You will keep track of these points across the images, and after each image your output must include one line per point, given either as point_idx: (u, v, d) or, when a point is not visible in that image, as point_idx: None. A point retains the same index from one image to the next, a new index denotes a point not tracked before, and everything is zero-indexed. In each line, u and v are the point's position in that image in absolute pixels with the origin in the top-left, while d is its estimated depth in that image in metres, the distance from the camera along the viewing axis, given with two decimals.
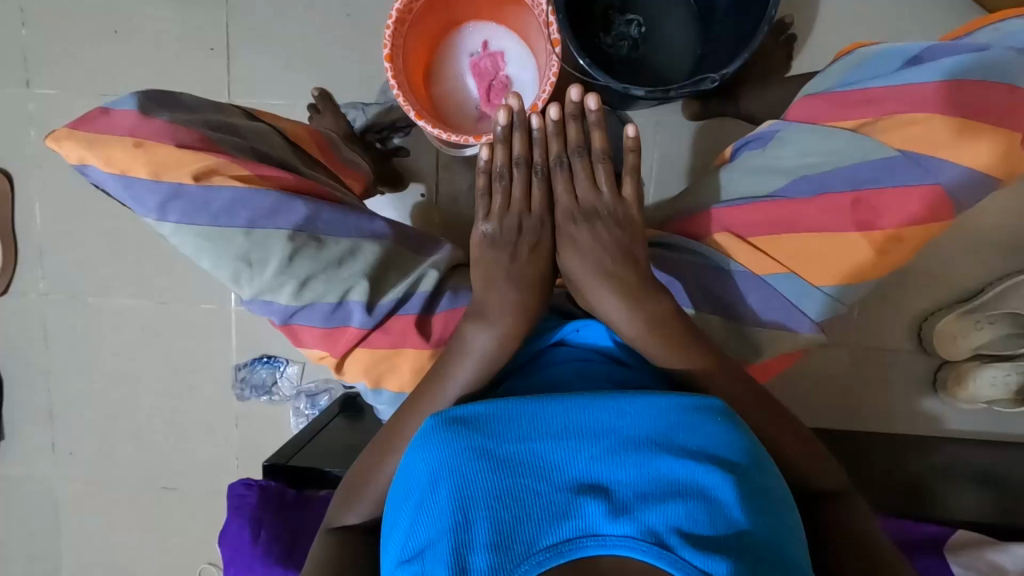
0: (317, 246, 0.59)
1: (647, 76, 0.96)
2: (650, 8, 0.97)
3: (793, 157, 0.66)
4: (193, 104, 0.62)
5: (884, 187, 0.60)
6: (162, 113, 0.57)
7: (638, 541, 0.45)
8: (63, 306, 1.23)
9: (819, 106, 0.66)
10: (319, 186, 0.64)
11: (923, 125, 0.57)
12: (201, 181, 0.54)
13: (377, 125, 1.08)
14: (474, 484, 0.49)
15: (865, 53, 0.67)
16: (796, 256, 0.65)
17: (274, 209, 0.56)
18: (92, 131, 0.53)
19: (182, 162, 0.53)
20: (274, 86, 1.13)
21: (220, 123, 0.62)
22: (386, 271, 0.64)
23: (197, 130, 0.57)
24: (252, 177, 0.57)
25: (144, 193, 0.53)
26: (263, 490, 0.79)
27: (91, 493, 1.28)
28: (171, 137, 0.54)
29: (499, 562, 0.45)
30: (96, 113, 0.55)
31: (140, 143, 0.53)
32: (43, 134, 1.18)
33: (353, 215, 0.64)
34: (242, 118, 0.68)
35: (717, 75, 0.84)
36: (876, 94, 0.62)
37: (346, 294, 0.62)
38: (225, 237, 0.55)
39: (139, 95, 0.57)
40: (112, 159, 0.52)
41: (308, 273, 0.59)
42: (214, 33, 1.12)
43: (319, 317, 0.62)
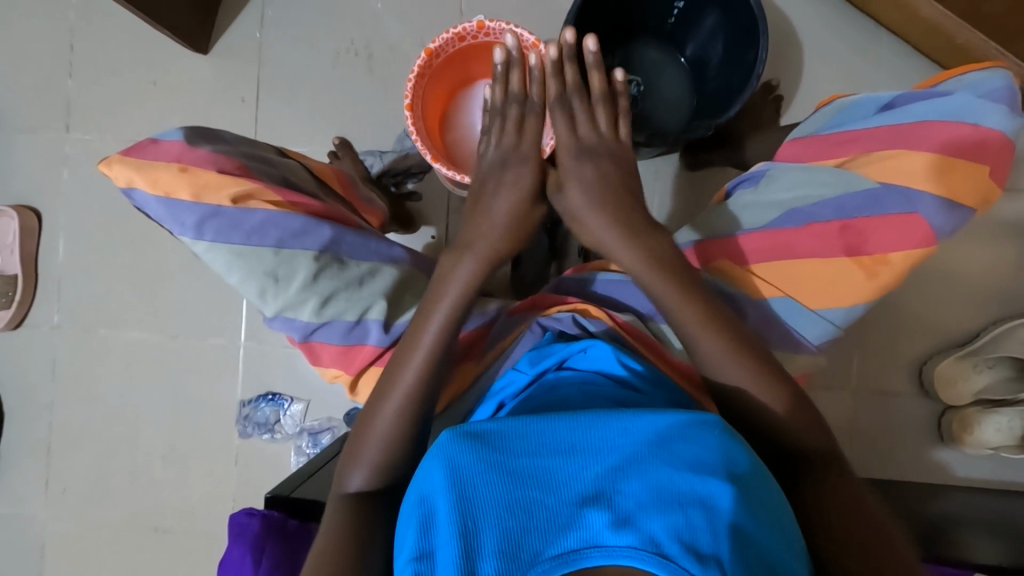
0: (341, 267, 0.63)
1: (645, 128, 1.03)
2: (647, 70, 1.06)
3: (784, 192, 0.70)
4: (232, 139, 0.68)
5: (869, 215, 0.65)
6: (205, 144, 0.62)
7: (641, 551, 0.45)
8: (74, 339, 1.25)
9: (804, 147, 0.72)
10: (342, 212, 0.68)
11: (902, 159, 0.64)
12: (238, 203, 0.58)
13: (393, 170, 1.15)
14: (482, 493, 0.50)
15: (842, 102, 0.74)
16: (791, 281, 0.68)
17: (303, 230, 0.60)
18: (141, 157, 0.58)
19: (222, 186, 0.58)
20: (297, 133, 1.21)
21: (255, 156, 0.68)
22: (402, 294, 0.68)
23: (236, 159, 0.62)
24: (283, 201, 0.61)
25: (184, 213, 0.57)
26: (267, 517, 0.76)
27: (79, 533, 1.24)
28: (214, 164, 0.59)
29: (507, 570, 0.46)
30: (146, 142, 0.60)
31: (185, 168, 0.57)
32: (76, 175, 1.25)
33: (374, 240, 0.68)
34: (274, 153, 0.74)
35: (710, 125, 0.92)
36: (855, 135, 0.68)
37: (364, 313, 0.65)
38: (255, 255, 0.59)
39: (184, 128, 0.63)
40: (159, 182, 0.57)
41: (331, 292, 0.62)
42: (246, 86, 1.22)
43: (337, 334, 0.65)
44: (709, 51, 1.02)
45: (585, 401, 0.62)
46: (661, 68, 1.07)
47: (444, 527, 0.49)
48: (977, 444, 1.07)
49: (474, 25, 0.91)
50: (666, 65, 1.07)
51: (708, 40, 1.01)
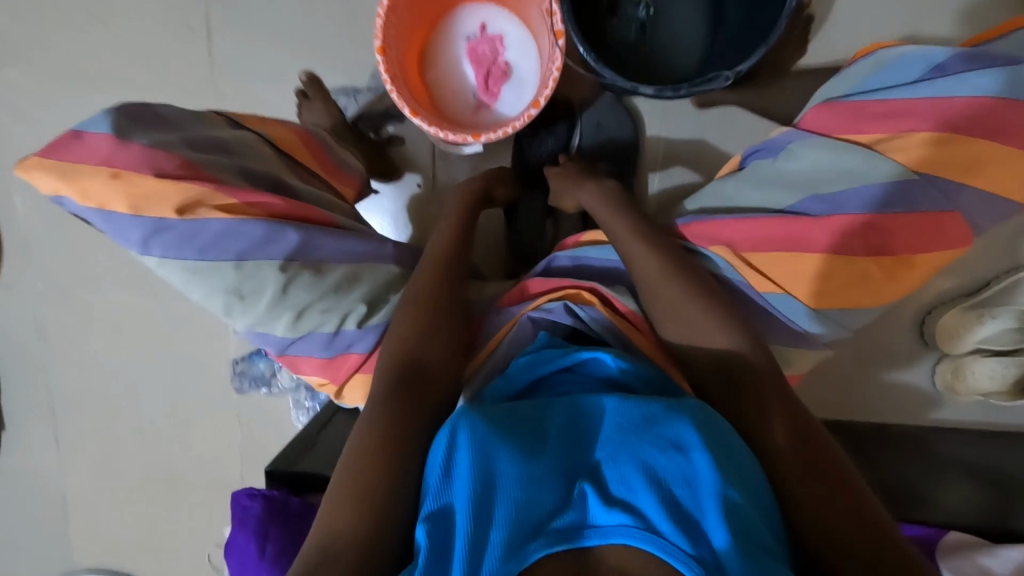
0: (315, 275, 0.58)
1: (653, 63, 0.91)
2: None
3: (807, 171, 0.63)
4: (174, 117, 0.58)
5: (901, 212, 0.58)
6: (139, 134, 0.53)
7: (634, 528, 0.51)
8: (54, 300, 1.20)
9: (831, 114, 0.63)
10: (310, 207, 0.61)
11: (953, 145, 0.56)
12: (186, 215, 0.50)
13: (370, 114, 1.06)
14: (493, 469, 0.54)
15: (885, 55, 0.64)
16: (806, 280, 0.61)
17: (265, 238, 0.54)
18: (63, 159, 0.49)
19: (163, 196, 0.50)
20: (259, 69, 1.06)
21: (203, 139, 0.59)
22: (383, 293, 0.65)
23: (179, 153, 0.53)
24: (240, 205, 0.54)
25: (125, 227, 0.50)
26: (268, 500, 0.78)
27: (96, 481, 1.30)
28: (151, 166, 0.50)
29: (514, 541, 0.51)
30: (67, 136, 0.50)
31: (117, 174, 0.49)
32: (17, 121, 1.11)
33: (348, 237, 0.62)
34: (226, 127, 0.65)
35: (731, 72, 0.79)
36: (900, 106, 0.59)
37: (345, 324, 0.62)
38: (214, 271, 0.53)
39: (113, 113, 0.53)
40: (88, 192, 0.49)
41: (306, 305, 0.58)
42: (192, 11, 1.05)
43: (318, 346, 0.63)
44: None
45: (585, 382, 0.63)
46: None
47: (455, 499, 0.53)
48: (966, 392, 1.08)
49: None
50: None
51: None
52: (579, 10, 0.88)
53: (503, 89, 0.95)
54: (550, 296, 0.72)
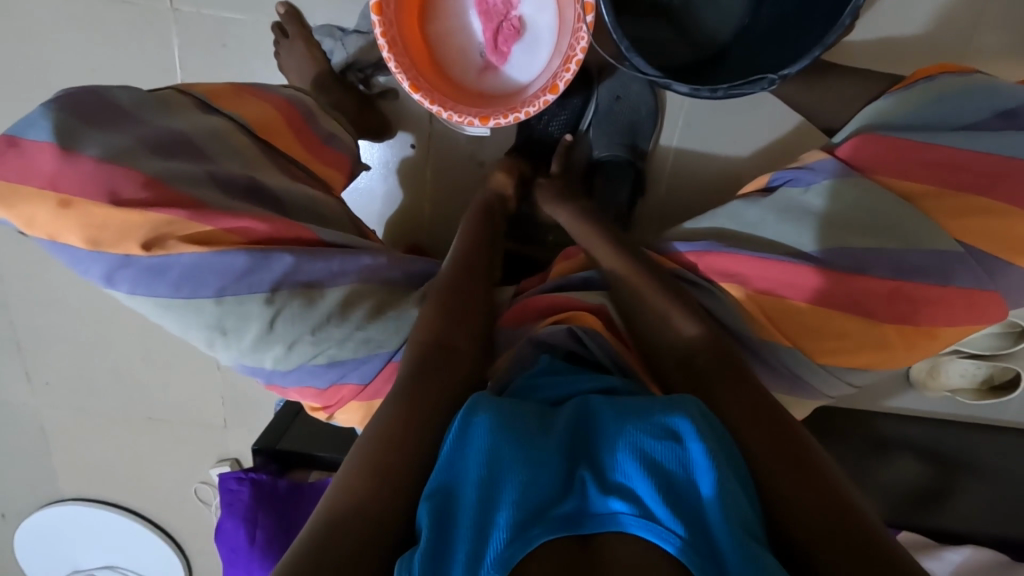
0: (301, 302, 0.56)
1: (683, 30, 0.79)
2: None
3: (836, 212, 0.60)
4: (131, 111, 0.54)
5: (931, 284, 0.56)
6: (89, 140, 0.49)
7: (643, 518, 0.46)
8: (9, 238, 1.11)
9: (882, 148, 0.60)
10: (294, 226, 0.57)
11: (996, 217, 0.55)
12: (154, 250, 0.50)
13: (359, 63, 0.92)
14: (496, 447, 0.49)
15: (941, 85, 0.61)
16: (822, 336, 0.60)
17: (242, 270, 0.53)
18: (12, 178, 0.46)
19: (126, 231, 0.48)
20: None
21: (167, 143, 0.54)
22: (377, 313, 0.61)
23: (139, 170, 0.49)
24: (214, 233, 0.52)
25: (93, 264, 0.50)
26: (256, 484, 0.79)
27: (76, 419, 1.29)
28: (107, 191, 0.47)
29: (514, 522, 0.46)
30: (3, 143, 0.47)
31: (67, 202, 0.47)
32: None
33: (337, 258, 0.59)
34: (195, 114, 0.59)
35: (777, 74, 0.67)
36: (963, 157, 0.57)
37: (337, 352, 0.60)
38: (193, 306, 0.53)
39: (55, 114, 0.48)
40: (39, 223, 0.47)
41: (293, 335, 0.57)
42: None
43: (311, 376, 0.61)
44: None
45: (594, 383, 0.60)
46: None
47: (460, 481, 0.48)
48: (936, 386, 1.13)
49: None
50: None
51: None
52: None
53: (514, 47, 0.83)
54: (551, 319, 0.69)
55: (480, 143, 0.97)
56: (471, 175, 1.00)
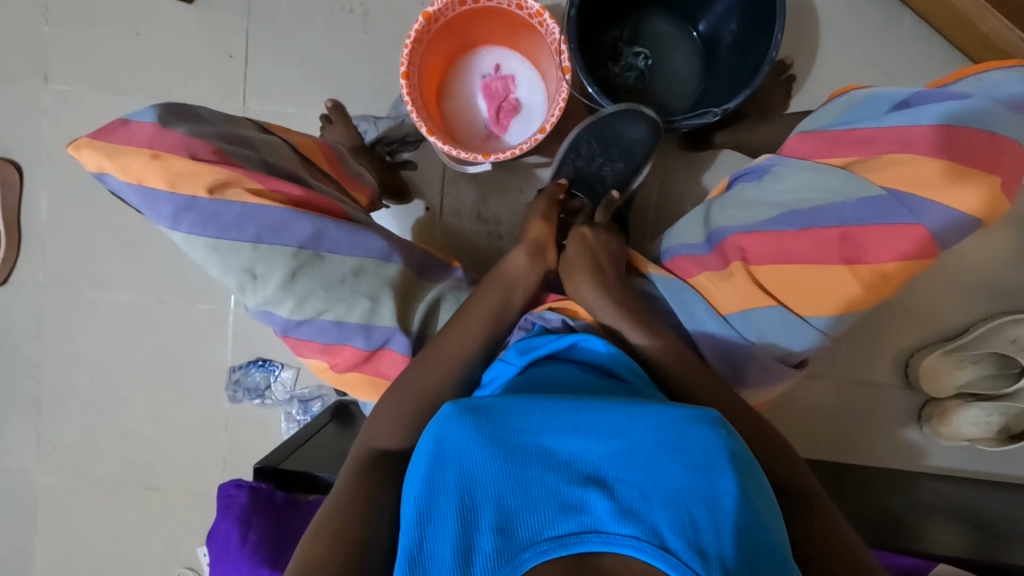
0: (322, 262, 0.62)
1: (648, 105, 1.02)
2: (657, 44, 1.04)
3: (788, 192, 0.71)
4: (209, 116, 0.64)
5: (870, 224, 0.63)
6: (180, 124, 0.58)
7: (644, 543, 0.48)
8: (61, 298, 1.23)
9: (810, 142, 0.73)
10: (327, 200, 0.65)
11: (912, 166, 0.60)
12: (215, 195, 0.55)
13: (387, 138, 1.11)
14: (474, 471, 0.52)
15: (857, 96, 0.72)
16: (785, 290, 0.70)
17: (282, 225, 0.59)
18: (110, 142, 0.54)
19: (197, 176, 0.55)
20: (289, 94, 1.16)
21: (234, 135, 0.64)
22: (384, 286, 0.67)
23: (212, 143, 0.58)
24: (263, 190, 0.59)
25: (159, 204, 0.55)
26: (254, 491, 0.78)
27: (71, 487, 1.26)
28: (185, 149, 0.55)
29: (503, 548, 0.48)
30: (116, 123, 0.56)
31: (157, 155, 0.54)
32: (56, 128, 1.19)
33: (359, 232, 0.65)
34: (254, 130, 0.70)
35: (719, 109, 0.89)
36: (866, 134, 0.66)
37: (343, 312, 0.65)
38: (232, 249, 0.57)
39: (157, 108, 0.59)
40: (129, 169, 0.54)
41: (311, 289, 0.62)
42: (234, 40, 1.16)
43: (320, 333, 0.66)
44: (723, 27, 0.98)
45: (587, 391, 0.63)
46: (674, 41, 1.04)
47: (441, 501, 0.52)
48: (951, 435, 1.09)
49: None
50: (677, 40, 1.04)
51: (724, 17, 0.97)
52: (585, 54, 0.99)
53: (512, 121, 1.04)
54: (549, 308, 0.78)
55: (485, 203, 1.14)
56: (477, 231, 1.14)
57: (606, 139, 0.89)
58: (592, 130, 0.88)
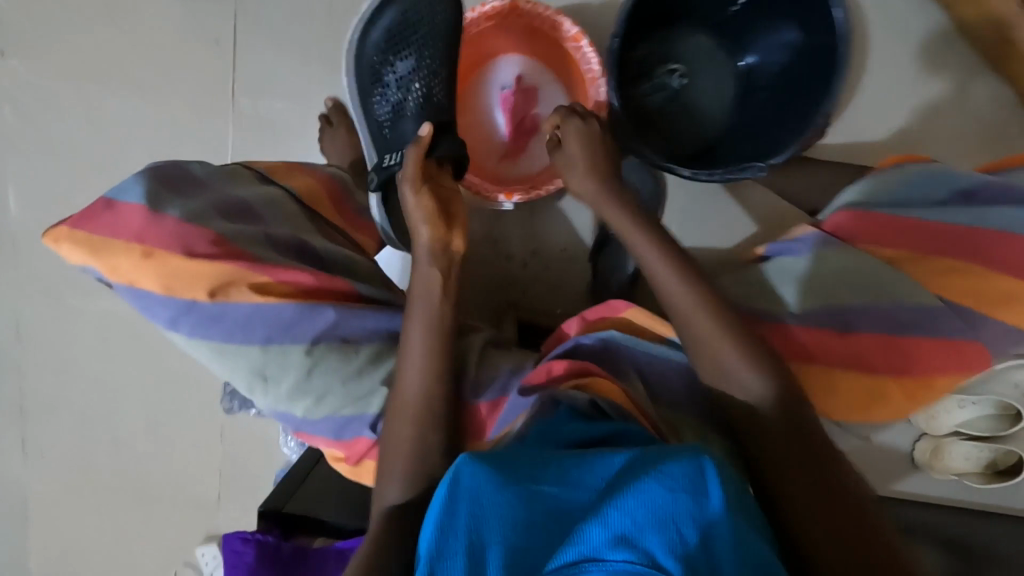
0: (338, 355, 0.58)
1: (679, 131, 0.94)
2: (693, 61, 0.94)
3: (830, 276, 0.70)
4: (205, 179, 0.58)
5: (915, 334, 0.66)
6: (171, 202, 0.52)
7: (638, 565, 0.47)
8: (39, 299, 1.15)
9: (863, 223, 0.70)
10: (338, 283, 0.60)
11: (965, 272, 0.66)
12: (215, 294, 0.51)
13: None
14: (477, 512, 0.50)
15: (909, 170, 0.71)
16: (827, 387, 0.69)
17: (290, 320, 0.55)
18: (95, 233, 0.49)
19: (194, 275, 0.51)
20: (282, 88, 1.05)
21: (236, 204, 0.58)
22: (400, 374, 0.63)
23: (209, 228, 0.53)
24: (270, 283, 0.54)
25: (158, 307, 0.51)
26: (262, 545, 0.77)
27: (62, 489, 1.23)
28: (180, 242, 0.50)
29: None
30: (99, 205, 0.51)
31: (149, 252, 0.49)
32: (20, 114, 1.07)
33: (372, 314, 0.61)
34: (253, 184, 0.63)
35: (764, 163, 0.78)
36: (924, 228, 0.68)
37: (358, 406, 0.61)
38: (240, 351, 0.54)
39: (146, 177, 0.53)
40: (119, 268, 0.49)
41: (324, 385, 0.58)
42: (219, 23, 1.03)
43: (335, 429, 0.62)
44: (767, 56, 0.90)
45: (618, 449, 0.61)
46: (710, 57, 0.94)
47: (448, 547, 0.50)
48: (941, 471, 0.98)
49: (506, 5, 0.87)
50: (715, 57, 0.94)
51: (770, 46, 0.89)
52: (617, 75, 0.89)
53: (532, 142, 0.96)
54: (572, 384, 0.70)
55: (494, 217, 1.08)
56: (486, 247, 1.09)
57: (386, 36, 0.80)
58: (367, 41, 0.82)
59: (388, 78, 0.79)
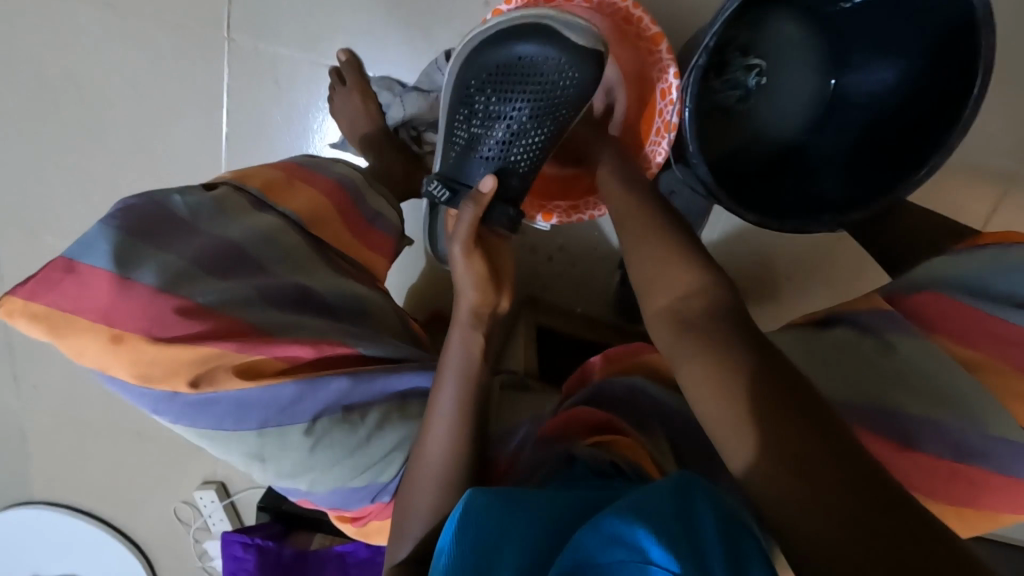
0: (339, 429, 0.56)
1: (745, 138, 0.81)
2: (777, 52, 0.78)
3: (903, 367, 0.58)
4: (187, 219, 0.52)
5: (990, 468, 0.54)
6: (146, 263, 0.47)
7: None
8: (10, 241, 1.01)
9: (946, 310, 0.59)
10: (337, 350, 0.57)
11: None
12: (198, 386, 0.48)
13: (415, 121, 0.91)
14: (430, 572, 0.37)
15: (1009, 253, 0.60)
16: None
17: (284, 402, 0.52)
18: (57, 308, 0.44)
19: (174, 367, 0.47)
20: (288, 32, 0.92)
21: (227, 252, 0.53)
22: (403, 438, 0.61)
23: (188, 297, 0.48)
24: (262, 360, 0.51)
25: (141, 398, 0.49)
26: (263, 553, 0.78)
27: (57, 425, 1.23)
28: (154, 324, 0.46)
29: None
30: (59, 267, 0.45)
31: (119, 336, 0.45)
32: None
33: (375, 380, 0.58)
34: (246, 213, 0.57)
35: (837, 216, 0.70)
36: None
37: (361, 476, 0.60)
38: (235, 438, 0.52)
39: (116, 226, 0.47)
40: (87, 355, 0.46)
41: (324, 461, 0.57)
42: None
43: (339, 497, 0.61)
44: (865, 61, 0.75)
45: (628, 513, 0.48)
46: (797, 51, 0.78)
47: None
48: None
49: None
50: (803, 50, 0.78)
51: (861, 47, 0.75)
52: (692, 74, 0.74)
53: None
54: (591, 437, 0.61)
55: None
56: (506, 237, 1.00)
57: (497, 72, 0.66)
58: (472, 66, 0.67)
59: (493, 137, 0.66)
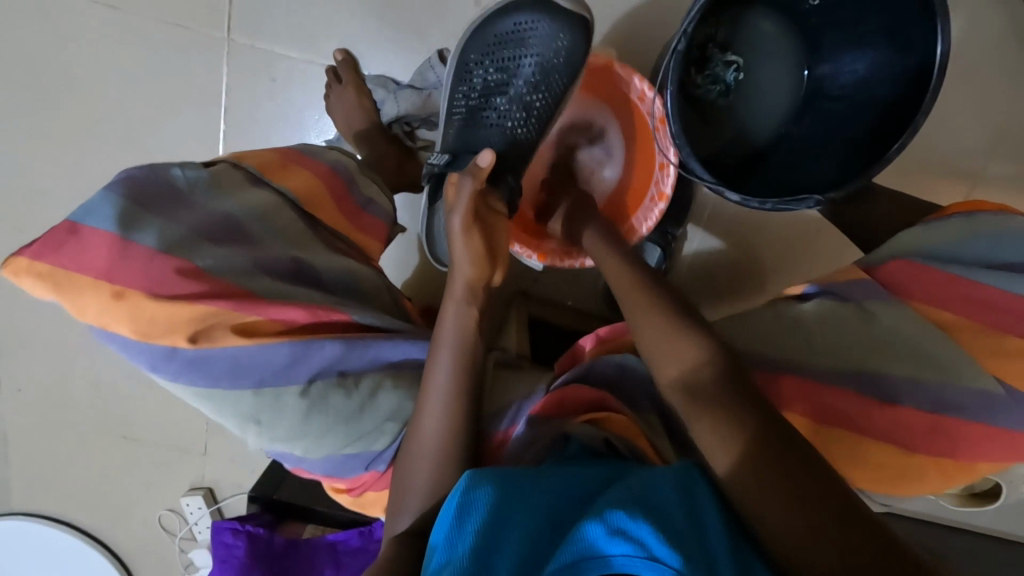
0: (334, 393, 0.57)
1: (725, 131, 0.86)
2: (753, 50, 0.84)
3: (883, 331, 0.60)
4: (186, 188, 0.53)
5: (968, 420, 0.56)
6: (147, 224, 0.48)
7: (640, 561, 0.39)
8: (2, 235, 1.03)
9: (923, 278, 0.61)
10: (332, 314, 0.58)
11: None
12: (196, 343, 0.49)
13: (409, 116, 0.94)
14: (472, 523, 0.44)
15: (983, 222, 0.62)
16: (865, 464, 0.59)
17: (282, 363, 0.53)
18: (57, 266, 0.45)
19: (172, 323, 0.48)
20: (287, 32, 0.95)
21: (224, 222, 0.54)
22: (399, 405, 0.62)
23: (189, 259, 0.49)
24: (258, 322, 0.52)
25: (140, 355, 0.49)
26: (252, 540, 0.78)
27: (41, 429, 1.21)
28: (153, 282, 0.47)
29: None
30: (62, 229, 0.46)
31: (120, 293, 0.46)
32: None
33: (369, 346, 0.59)
34: (244, 187, 0.59)
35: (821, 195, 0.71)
36: (997, 296, 0.58)
37: (356, 442, 0.60)
38: (231, 398, 0.53)
39: (116, 190, 0.48)
40: (88, 312, 0.47)
41: (318, 426, 0.57)
42: None
43: (332, 464, 0.62)
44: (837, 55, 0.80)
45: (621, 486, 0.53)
46: (772, 49, 0.85)
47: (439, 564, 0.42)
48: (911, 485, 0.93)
49: None
50: (776, 48, 0.84)
51: (830, 43, 0.81)
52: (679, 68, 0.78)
53: None
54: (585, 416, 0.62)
55: None
56: None
57: (495, 43, 0.73)
58: (473, 40, 0.74)
59: (495, 105, 0.73)
